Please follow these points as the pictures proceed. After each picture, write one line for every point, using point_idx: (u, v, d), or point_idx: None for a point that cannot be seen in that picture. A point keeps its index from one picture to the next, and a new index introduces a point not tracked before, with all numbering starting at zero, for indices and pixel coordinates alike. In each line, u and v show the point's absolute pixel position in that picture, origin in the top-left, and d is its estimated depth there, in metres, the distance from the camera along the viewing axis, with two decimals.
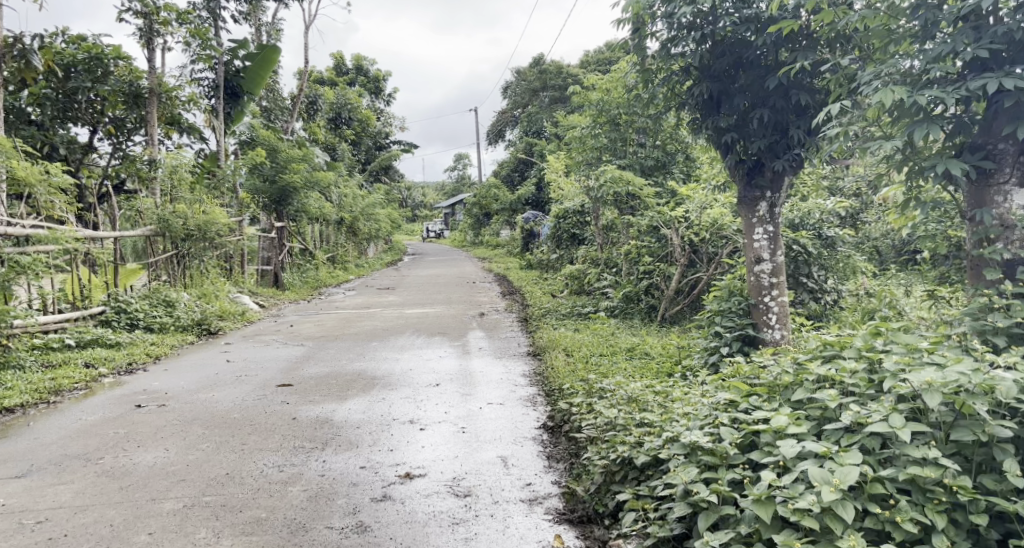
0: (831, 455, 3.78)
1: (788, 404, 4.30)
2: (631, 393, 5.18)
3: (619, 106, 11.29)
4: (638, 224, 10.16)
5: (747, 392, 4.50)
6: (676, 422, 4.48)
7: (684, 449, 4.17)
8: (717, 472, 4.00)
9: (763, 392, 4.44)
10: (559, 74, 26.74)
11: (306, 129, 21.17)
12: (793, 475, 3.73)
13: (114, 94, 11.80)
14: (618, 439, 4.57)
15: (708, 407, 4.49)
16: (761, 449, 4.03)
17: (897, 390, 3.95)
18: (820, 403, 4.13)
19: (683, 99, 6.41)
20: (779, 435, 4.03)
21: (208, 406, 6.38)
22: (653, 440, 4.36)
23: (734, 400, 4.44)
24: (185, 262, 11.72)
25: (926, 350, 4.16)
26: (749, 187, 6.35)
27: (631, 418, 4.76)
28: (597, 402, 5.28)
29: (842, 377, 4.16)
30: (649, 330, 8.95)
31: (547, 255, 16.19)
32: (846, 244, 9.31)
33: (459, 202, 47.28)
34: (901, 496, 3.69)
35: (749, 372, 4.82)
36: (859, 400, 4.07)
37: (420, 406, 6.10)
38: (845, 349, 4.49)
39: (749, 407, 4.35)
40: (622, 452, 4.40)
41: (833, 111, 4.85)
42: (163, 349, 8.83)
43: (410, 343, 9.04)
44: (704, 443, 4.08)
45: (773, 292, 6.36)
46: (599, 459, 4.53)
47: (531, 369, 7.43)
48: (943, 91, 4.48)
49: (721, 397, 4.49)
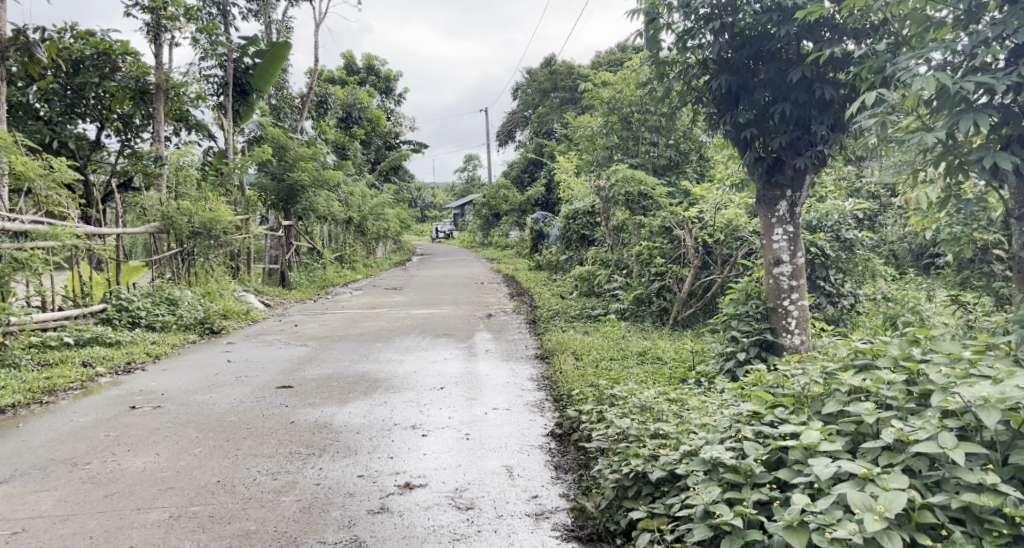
0: (873, 478, 3.52)
1: (817, 417, 4.04)
2: (644, 400, 4.92)
3: (633, 105, 11.04)
4: (651, 224, 9.90)
5: (770, 402, 4.24)
6: (694, 435, 4.22)
7: (704, 466, 3.89)
8: (742, 492, 3.73)
9: (789, 403, 4.18)
10: (570, 74, 26.49)
11: (316, 127, 20.98)
12: (829, 500, 3.46)
13: (121, 90, 11.62)
14: (632, 451, 4.30)
15: (729, 418, 4.23)
16: (790, 469, 3.76)
17: (946, 406, 3.68)
18: (854, 417, 3.88)
19: (700, 92, 6.16)
20: (809, 453, 3.77)
21: (204, 408, 6.16)
22: (669, 453, 4.09)
23: (758, 411, 4.17)
24: (189, 260, 11.52)
25: (970, 360, 3.91)
26: (769, 185, 6.10)
27: (644, 429, 4.50)
28: (608, 409, 5.02)
29: (878, 389, 3.90)
30: (661, 334, 8.71)
31: (556, 256, 15.97)
32: (865, 247, 9.05)
33: (468, 203, 47.07)
34: (953, 526, 3.43)
35: (771, 380, 4.56)
36: (899, 415, 3.81)
37: (423, 411, 5.87)
38: (878, 358, 4.23)
39: (774, 420, 4.08)
40: (636, 466, 4.14)
41: (868, 101, 4.59)
42: (163, 349, 8.63)
43: (415, 344, 8.81)
44: (727, 459, 3.81)
45: (793, 295, 6.09)
46: (611, 472, 4.27)
47: (539, 372, 7.19)
48: (992, 78, 4.23)
49: (744, 407, 4.22)
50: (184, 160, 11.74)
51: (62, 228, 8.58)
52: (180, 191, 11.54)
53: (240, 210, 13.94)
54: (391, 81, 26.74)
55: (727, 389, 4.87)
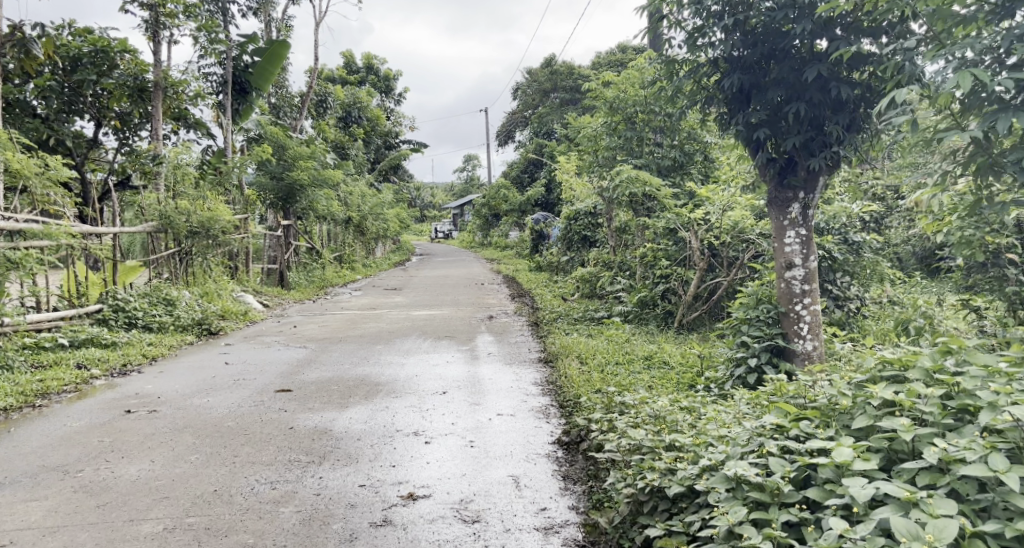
0: (916, 502, 3.34)
1: (846, 432, 3.87)
2: (657, 409, 4.76)
3: (637, 104, 10.88)
4: (655, 226, 9.76)
5: (794, 414, 4.10)
6: (713, 447, 4.07)
7: (728, 484, 3.72)
8: (769, 512, 3.56)
9: (815, 416, 4.02)
10: (570, 74, 26.36)
11: (315, 126, 20.82)
12: (870, 525, 3.27)
13: (120, 88, 11.50)
14: (646, 463, 4.15)
15: (749, 430, 4.08)
16: (822, 489, 3.57)
17: (994, 425, 3.51)
18: (888, 434, 3.71)
19: (712, 92, 6.02)
20: (841, 472, 3.60)
21: (201, 412, 6.02)
22: (688, 467, 3.94)
23: (782, 425, 4.01)
24: (187, 260, 11.36)
25: (1009, 373, 3.76)
26: (781, 187, 5.98)
27: (659, 440, 4.34)
28: (620, 418, 4.87)
29: (914, 404, 3.74)
30: (666, 337, 8.57)
31: (558, 257, 15.81)
32: (873, 250, 8.91)
33: (467, 203, 46.87)
34: None
35: (791, 391, 4.42)
36: (938, 433, 3.64)
37: (426, 416, 5.72)
38: (907, 369, 4.07)
39: (799, 434, 3.92)
40: (652, 480, 3.98)
41: (898, 99, 4.44)
42: (159, 350, 8.48)
43: (416, 347, 8.66)
44: (752, 477, 3.64)
45: (805, 300, 5.98)
46: (625, 486, 4.12)
47: (544, 376, 7.05)
48: None
49: (766, 420, 4.06)
50: (183, 159, 11.60)
51: (57, 226, 8.42)
52: (178, 190, 11.37)
53: (238, 209, 13.77)
54: (390, 80, 26.57)
55: (744, 399, 4.72)
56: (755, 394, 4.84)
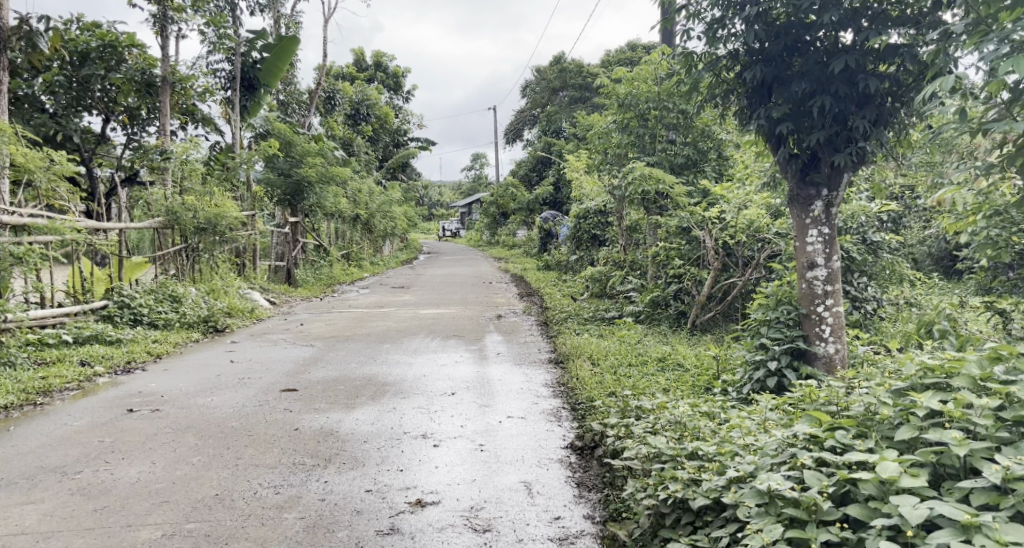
0: (977, 526, 3.16)
1: (885, 443, 3.69)
2: (677, 416, 4.58)
3: (650, 101, 10.69)
4: (668, 224, 9.58)
5: (827, 423, 3.91)
6: (740, 458, 3.90)
7: (761, 498, 3.55)
8: (806, 530, 3.39)
9: (851, 426, 3.83)
10: (579, 73, 26.18)
11: (323, 124, 20.67)
12: None
13: (127, 83, 11.25)
14: (669, 474, 3.98)
15: (777, 440, 3.91)
16: (864, 506, 3.41)
17: None
18: (935, 447, 3.53)
19: (732, 85, 5.85)
20: (886, 488, 3.42)
21: (204, 412, 5.86)
22: (714, 478, 3.77)
23: (816, 435, 3.82)
24: (194, 256, 11.23)
25: None
26: (803, 184, 5.82)
27: (680, 448, 4.17)
28: (638, 424, 4.68)
29: (966, 415, 3.56)
30: (679, 338, 8.40)
31: (567, 256, 15.62)
32: (892, 250, 8.73)
33: (475, 201, 46.65)
34: None
35: (821, 397, 4.24)
36: (992, 448, 3.47)
37: (434, 419, 5.54)
38: (948, 376, 3.91)
39: (834, 445, 3.74)
40: (674, 492, 3.82)
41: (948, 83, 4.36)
42: (165, 348, 8.32)
43: (424, 345, 8.53)
44: (787, 493, 3.47)
45: (827, 301, 5.81)
46: (645, 496, 3.97)
47: (555, 377, 6.89)
48: None
49: (798, 430, 3.87)
50: (192, 156, 11.51)
51: (61, 221, 8.30)
52: (185, 185, 11.24)
53: (245, 206, 13.62)
54: (399, 78, 26.41)
55: (768, 404, 4.55)
56: (779, 400, 4.66)
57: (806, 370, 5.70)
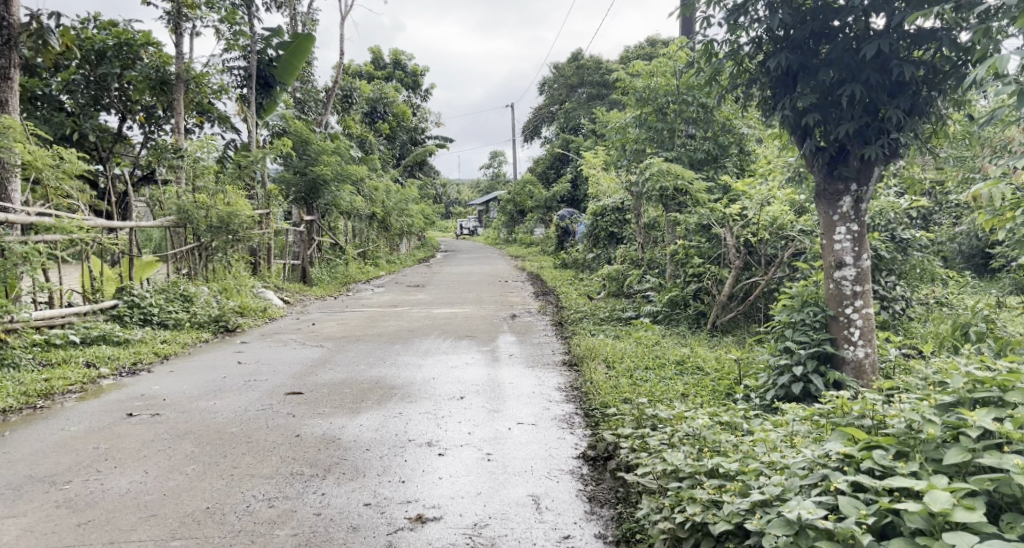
0: None
1: (930, 466, 3.43)
2: (698, 429, 4.30)
3: (669, 94, 10.37)
4: (688, 221, 9.26)
5: (862, 440, 3.64)
6: (763, 478, 3.67)
7: (789, 528, 3.31)
8: None
9: (890, 444, 3.56)
10: (598, 70, 25.91)
11: (340, 122, 20.46)
12: None
13: (143, 81, 11.02)
14: (687, 494, 3.75)
15: (806, 459, 3.64)
16: (910, 541, 3.19)
17: None
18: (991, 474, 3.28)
19: (759, 73, 5.55)
20: (934, 521, 3.19)
21: (206, 416, 5.43)
22: (736, 501, 3.56)
23: (850, 453, 3.56)
24: (207, 255, 11.03)
25: None
26: (831, 178, 5.54)
27: (699, 464, 3.92)
28: (657, 436, 4.41)
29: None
30: (701, 339, 8.10)
31: (584, 254, 15.33)
32: (922, 248, 8.36)
33: (492, 200, 46.37)
34: None
35: (854, 410, 3.95)
36: None
37: (441, 425, 5.30)
38: (997, 388, 3.65)
39: (871, 466, 3.47)
40: (692, 514, 3.62)
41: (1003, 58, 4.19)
42: (173, 348, 8.00)
43: (436, 346, 8.30)
44: (821, 523, 3.23)
45: (857, 302, 5.51)
46: (661, 518, 3.76)
47: (569, 380, 6.64)
48: None
49: (829, 447, 3.61)
50: (206, 156, 11.33)
51: (69, 220, 8.04)
52: (197, 184, 10.99)
53: (259, 204, 13.42)
54: (417, 76, 26.19)
55: (796, 415, 4.27)
56: (807, 409, 4.38)
57: (833, 375, 5.42)
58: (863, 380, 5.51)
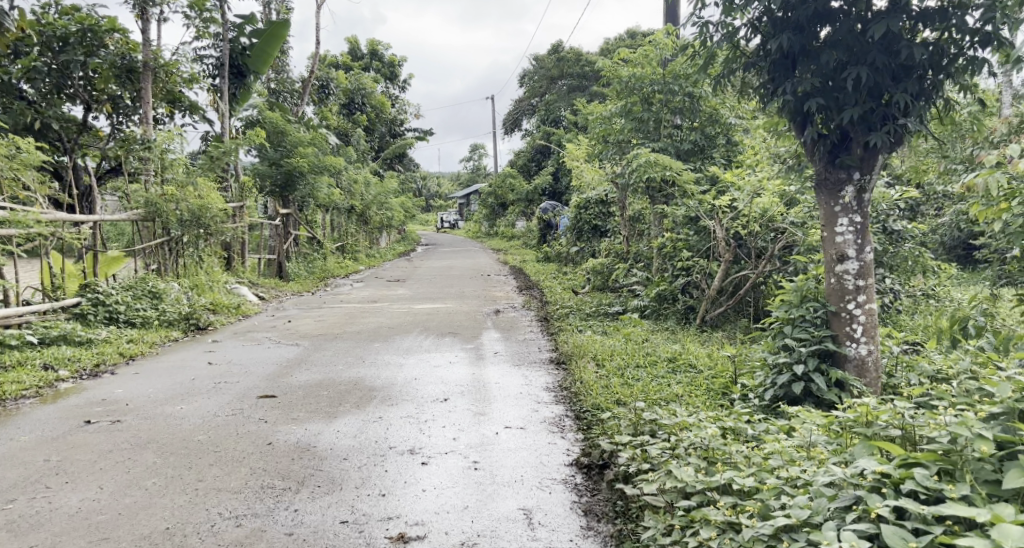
0: None
1: (985, 488, 3.27)
2: (703, 441, 4.04)
3: (655, 83, 10.09)
4: (675, 213, 9.00)
5: (898, 456, 3.46)
6: (783, 497, 3.51)
7: None
8: None
9: (931, 462, 3.39)
10: (578, 61, 25.63)
11: (317, 113, 20.02)
12: None
13: (108, 69, 10.60)
14: (699, 515, 3.59)
15: (833, 476, 3.47)
16: None
17: None
18: None
19: (756, 56, 5.30)
20: None
21: (171, 422, 5.04)
22: (756, 526, 3.40)
23: (886, 472, 3.38)
24: (178, 250, 10.60)
25: None
26: (832, 167, 5.29)
27: (710, 481, 3.73)
28: (658, 448, 4.14)
29: None
30: (691, 336, 7.85)
31: (567, 248, 15.06)
32: (915, 240, 8.14)
33: (473, 193, 45.98)
34: None
35: (880, 420, 3.76)
36: None
37: (424, 430, 4.99)
38: None
39: (914, 487, 3.29)
40: (706, 539, 3.47)
41: None
42: (140, 348, 7.59)
43: (417, 344, 7.98)
44: None
45: (859, 297, 5.28)
46: (669, 542, 3.56)
47: (556, 380, 6.35)
48: None
49: (861, 464, 3.42)
50: (175, 148, 10.71)
51: (24, 212, 7.56)
52: (165, 176, 10.53)
53: (232, 197, 12.99)
54: (395, 67, 25.75)
55: (813, 425, 4.05)
56: (824, 415, 4.15)
57: (836, 374, 5.17)
58: (866, 379, 5.28)
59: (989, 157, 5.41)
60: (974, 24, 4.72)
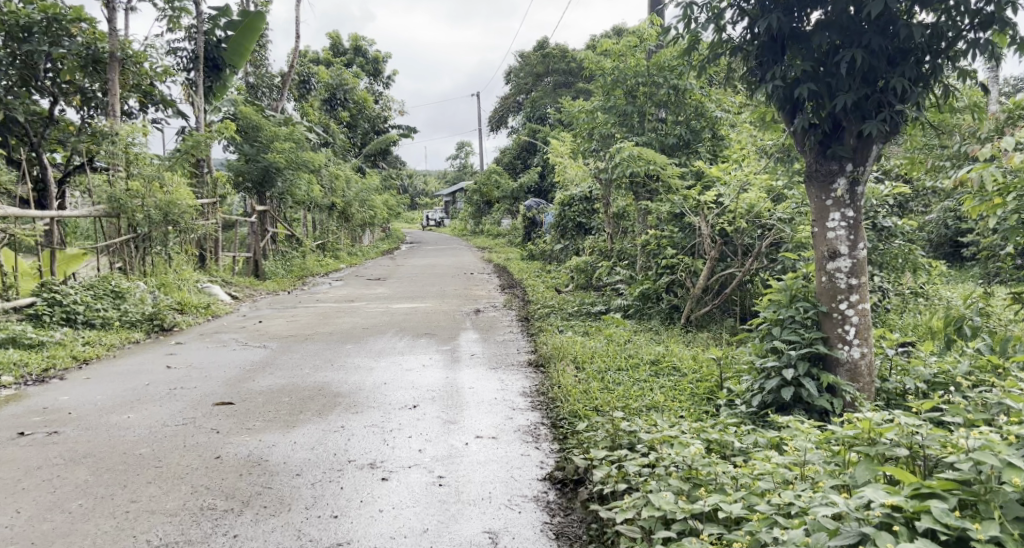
0: None
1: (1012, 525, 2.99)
2: (685, 459, 3.72)
3: (639, 76, 9.78)
4: (659, 209, 8.66)
5: (910, 484, 3.14)
6: (772, 529, 3.22)
7: None
8: None
9: (949, 491, 3.10)
10: (564, 58, 25.40)
11: (298, 108, 19.59)
12: None
13: (73, 60, 10.14)
14: None
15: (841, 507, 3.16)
16: None
17: None
18: None
19: (743, 38, 4.93)
20: None
21: (112, 433, 4.67)
22: None
23: (900, 504, 3.08)
24: (146, 247, 10.15)
25: None
26: (823, 158, 4.98)
27: (689, 506, 3.44)
28: (637, 465, 3.82)
29: None
30: (676, 336, 7.52)
31: (551, 246, 14.72)
32: (904, 237, 7.85)
33: (459, 192, 45.51)
34: None
35: (887, 436, 3.46)
36: None
37: (388, 441, 4.64)
38: None
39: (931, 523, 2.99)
40: None
41: None
42: (95, 351, 7.16)
43: (390, 346, 7.61)
44: None
45: (852, 296, 4.96)
46: None
47: (533, 384, 6.01)
48: None
49: (868, 494, 3.11)
50: (140, 143, 10.24)
51: None
52: (131, 171, 10.06)
53: (205, 192, 12.52)
54: (378, 63, 25.36)
55: (812, 442, 3.73)
56: (823, 432, 3.83)
57: (828, 378, 4.85)
58: (859, 384, 4.97)
59: (984, 150, 5.10)
60: (975, 5, 4.42)
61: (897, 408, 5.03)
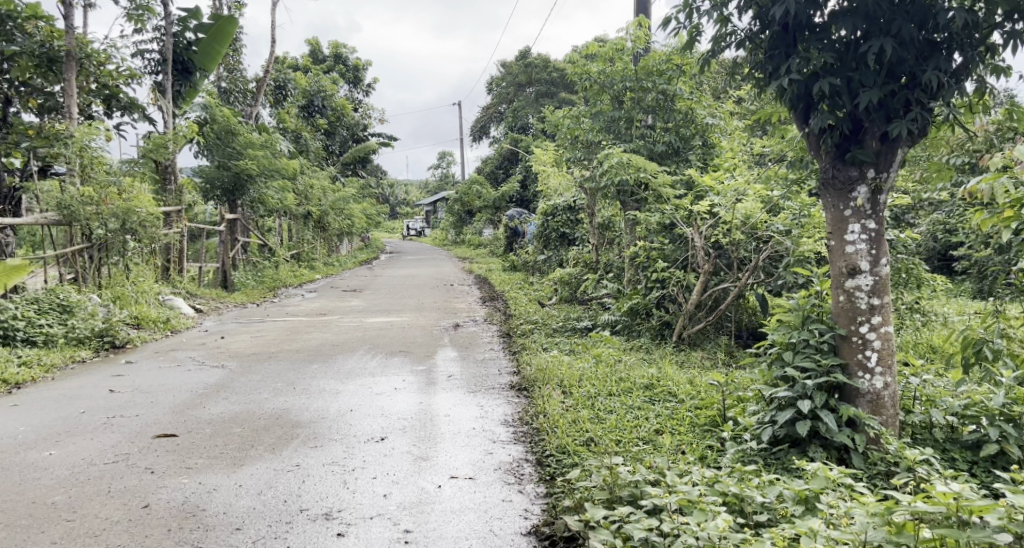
0: None
1: None
2: (710, 533, 3.22)
3: (627, 79, 9.23)
4: (649, 220, 8.10)
5: None
6: None
7: None
8: None
9: None
10: (546, 69, 24.94)
11: (273, 115, 18.92)
12: None
13: (25, 59, 9.37)
14: None
15: None
16: None
17: None
18: None
19: (751, 30, 4.41)
20: None
21: (26, 475, 4.08)
22: None
23: None
24: (101, 257, 9.38)
25: None
26: (841, 164, 4.44)
27: None
28: (645, 530, 3.32)
29: None
30: (668, 356, 6.95)
31: (533, 256, 14.16)
32: (908, 250, 7.38)
33: (440, 202, 44.76)
34: None
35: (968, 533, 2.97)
36: None
37: (348, 484, 4.02)
38: None
39: None
40: None
41: None
42: (30, 373, 6.49)
43: (360, 366, 6.97)
44: None
45: (873, 319, 4.42)
46: None
47: (514, 410, 5.40)
48: None
49: None
50: (99, 145, 9.57)
51: None
52: (88, 176, 9.39)
53: (170, 200, 11.67)
54: (359, 71, 24.75)
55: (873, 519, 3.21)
56: (878, 501, 3.29)
57: (848, 411, 4.32)
58: (882, 416, 4.44)
59: (994, 158, 4.53)
60: None
61: (924, 444, 4.54)
